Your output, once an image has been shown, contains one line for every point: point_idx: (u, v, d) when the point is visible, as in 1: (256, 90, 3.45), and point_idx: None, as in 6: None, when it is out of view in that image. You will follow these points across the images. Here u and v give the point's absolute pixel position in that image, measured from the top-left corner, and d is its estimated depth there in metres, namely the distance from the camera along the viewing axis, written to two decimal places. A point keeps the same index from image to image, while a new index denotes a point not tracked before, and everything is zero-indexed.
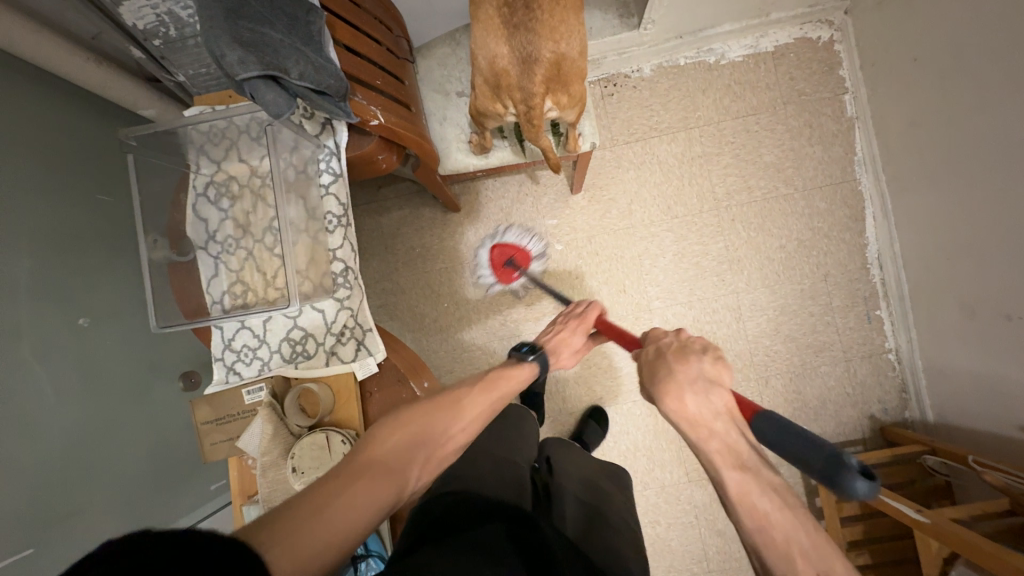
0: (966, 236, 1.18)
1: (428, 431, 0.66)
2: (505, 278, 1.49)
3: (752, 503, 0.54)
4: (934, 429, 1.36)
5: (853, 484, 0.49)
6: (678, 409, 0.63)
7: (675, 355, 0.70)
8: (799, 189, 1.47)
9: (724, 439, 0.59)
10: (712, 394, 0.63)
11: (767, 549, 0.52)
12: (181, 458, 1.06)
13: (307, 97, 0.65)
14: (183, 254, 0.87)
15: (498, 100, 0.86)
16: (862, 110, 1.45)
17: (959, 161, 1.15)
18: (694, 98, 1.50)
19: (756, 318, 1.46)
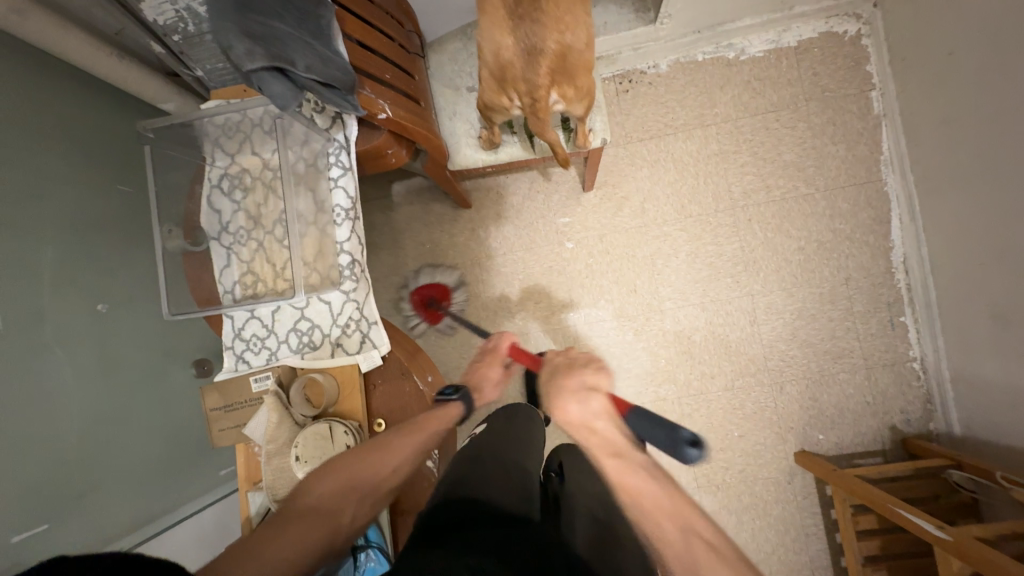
0: (999, 239, 1.12)
1: (357, 475, 0.72)
2: (432, 318, 1.51)
3: (626, 482, 0.66)
4: (961, 442, 1.30)
5: (687, 452, 0.68)
6: (567, 417, 0.75)
7: (562, 369, 0.83)
8: (820, 189, 1.42)
9: (603, 435, 0.72)
10: (590, 399, 0.75)
11: (642, 515, 0.63)
12: (192, 443, 1.09)
13: (315, 88, 0.66)
14: (197, 244, 0.89)
15: (503, 92, 0.84)
16: (889, 107, 1.39)
17: (994, 160, 1.09)
18: (712, 95, 1.46)
19: (771, 322, 1.41)
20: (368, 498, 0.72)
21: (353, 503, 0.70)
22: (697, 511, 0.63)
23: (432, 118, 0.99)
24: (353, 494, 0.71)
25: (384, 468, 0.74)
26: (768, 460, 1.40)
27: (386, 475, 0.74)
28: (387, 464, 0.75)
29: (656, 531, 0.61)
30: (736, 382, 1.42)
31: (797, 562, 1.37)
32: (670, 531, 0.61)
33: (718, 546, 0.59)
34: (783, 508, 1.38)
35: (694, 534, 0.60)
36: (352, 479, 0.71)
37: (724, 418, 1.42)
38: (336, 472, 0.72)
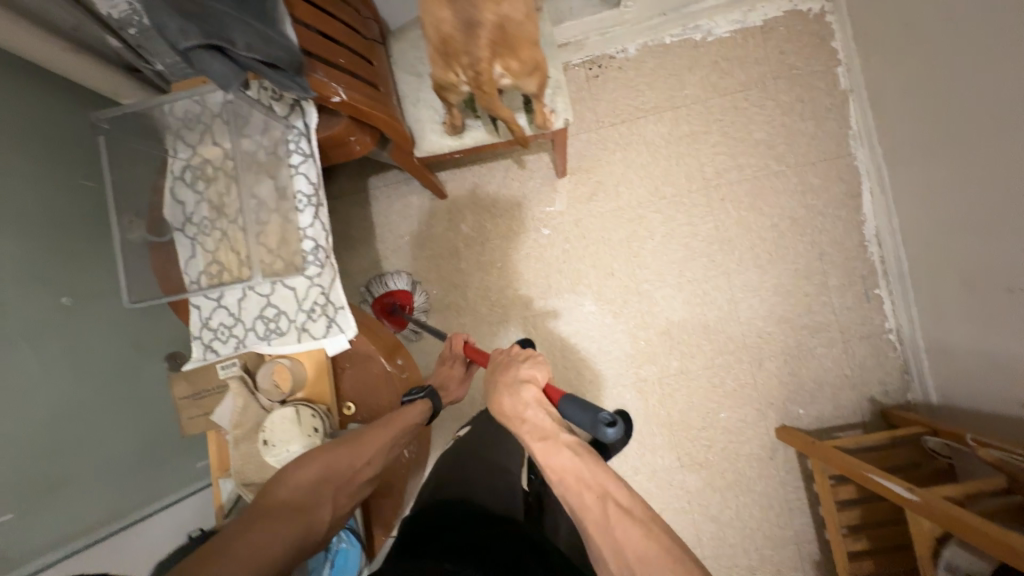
0: (964, 204, 1.12)
1: (331, 469, 0.74)
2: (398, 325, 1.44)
3: (551, 462, 0.68)
4: (938, 411, 1.30)
5: (604, 432, 0.68)
6: (501, 408, 0.77)
7: (501, 364, 0.83)
8: (791, 166, 1.43)
9: (534, 422, 0.73)
10: (522, 390, 0.76)
11: (567, 493, 0.66)
12: (170, 437, 1.10)
13: (258, 68, 0.67)
14: (161, 235, 0.90)
15: (448, 68, 0.85)
16: (856, 82, 1.40)
17: (956, 125, 1.10)
18: (681, 77, 1.47)
19: (747, 299, 1.42)
20: (341, 491, 0.74)
21: (328, 496, 0.72)
22: (618, 482, 0.65)
23: (393, 104, 1.00)
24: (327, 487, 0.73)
25: (358, 462, 0.77)
26: (749, 437, 1.40)
27: (359, 469, 0.77)
28: (357, 458, 0.77)
29: (580, 506, 0.64)
30: (715, 361, 1.42)
31: (782, 537, 1.38)
32: (590, 502, 0.63)
33: (634, 512, 0.62)
34: (766, 483, 1.39)
35: (612, 502, 0.63)
36: (326, 473, 0.74)
37: (705, 397, 1.42)
38: (310, 465, 0.74)
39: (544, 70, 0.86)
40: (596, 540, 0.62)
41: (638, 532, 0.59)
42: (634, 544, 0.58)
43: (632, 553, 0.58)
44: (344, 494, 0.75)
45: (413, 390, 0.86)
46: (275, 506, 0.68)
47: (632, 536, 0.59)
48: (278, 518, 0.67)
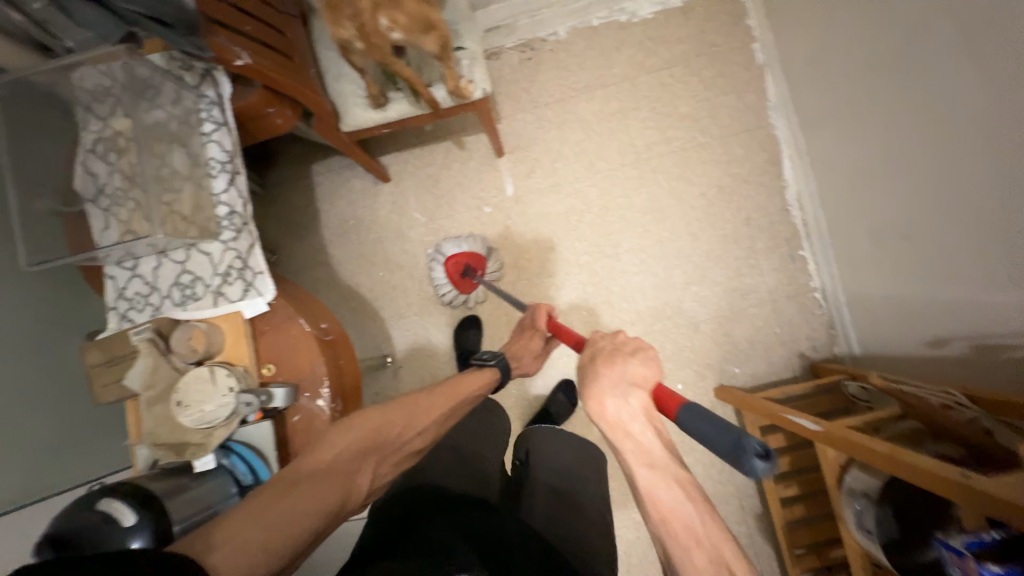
0: (873, 157, 1.17)
1: (379, 436, 0.76)
2: (467, 287, 1.45)
3: (657, 496, 0.62)
4: (861, 360, 1.37)
5: (751, 463, 0.54)
6: (601, 413, 0.70)
7: (602, 356, 0.78)
8: (716, 137, 1.50)
9: (637, 439, 0.67)
10: (629, 396, 0.70)
11: (670, 540, 0.59)
12: (95, 419, 1.08)
13: (143, 22, 0.76)
14: (71, 206, 0.90)
15: (337, 24, 0.84)
16: (770, 57, 1.48)
17: (857, 86, 1.16)
18: (609, 56, 1.54)
19: (681, 266, 1.48)
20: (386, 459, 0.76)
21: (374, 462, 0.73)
22: (726, 536, 0.59)
23: (311, 75, 1.02)
24: (374, 454, 0.74)
25: (406, 432, 0.80)
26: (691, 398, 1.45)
27: (406, 439, 0.79)
28: (407, 426, 0.80)
29: (684, 561, 0.57)
30: (654, 326, 1.47)
31: (724, 492, 1.42)
32: (701, 563, 0.57)
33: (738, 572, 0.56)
34: None
35: (728, 572, 0.56)
36: (375, 439, 0.75)
37: None
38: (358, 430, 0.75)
39: (440, 29, 0.87)
40: None
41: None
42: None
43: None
44: (388, 462, 0.76)
45: (486, 355, 1.04)
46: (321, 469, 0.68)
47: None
48: (324, 480, 0.66)
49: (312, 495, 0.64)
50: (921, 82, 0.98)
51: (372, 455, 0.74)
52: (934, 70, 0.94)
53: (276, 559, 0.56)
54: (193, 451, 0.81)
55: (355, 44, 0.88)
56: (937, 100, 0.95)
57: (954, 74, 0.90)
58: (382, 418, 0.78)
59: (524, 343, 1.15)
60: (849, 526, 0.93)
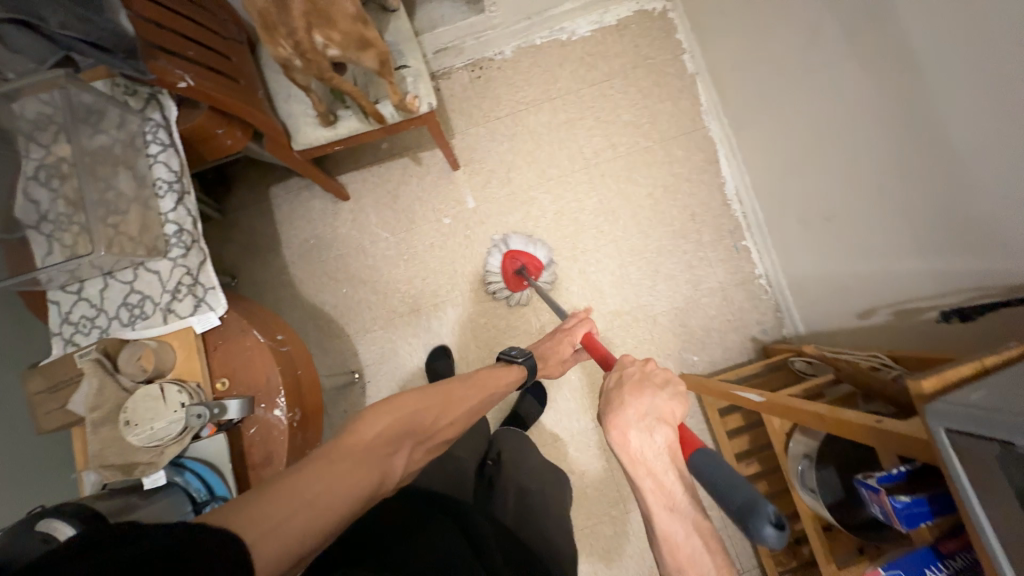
0: (795, 147, 1.26)
1: (413, 423, 0.77)
2: (517, 285, 1.49)
3: (674, 543, 0.61)
4: (806, 339, 1.45)
5: (761, 529, 0.52)
6: (624, 446, 0.69)
7: (631, 383, 0.78)
8: (657, 141, 1.60)
9: (658, 480, 0.65)
10: (656, 432, 0.69)
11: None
12: (41, 455, 1.03)
13: (79, 46, 0.79)
14: (11, 232, 0.88)
15: (274, 42, 0.87)
16: (699, 66, 1.61)
17: (773, 85, 1.27)
18: (553, 72, 1.63)
19: (636, 263, 1.55)
20: (417, 445, 0.77)
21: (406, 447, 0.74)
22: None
23: (259, 96, 1.05)
24: (408, 439, 0.75)
25: (436, 419, 0.81)
26: None
27: (435, 427, 0.81)
28: (439, 416, 0.82)
29: None
30: (615, 322, 1.53)
31: None
32: None
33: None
34: None
35: None
36: (409, 426, 0.76)
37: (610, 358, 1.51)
38: (394, 415, 0.75)
39: (377, 45, 0.93)
40: None
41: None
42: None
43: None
44: (419, 447, 0.77)
45: (513, 354, 1.06)
46: (359, 449, 0.68)
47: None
48: (364, 460, 0.66)
49: (352, 473, 0.64)
50: (822, 79, 1.08)
51: (406, 440, 0.74)
52: (831, 66, 1.04)
53: (320, 535, 0.56)
54: (143, 470, 0.80)
55: (296, 61, 0.91)
56: (837, 94, 1.05)
57: (846, 69, 1.00)
58: (418, 405, 0.79)
59: (556, 347, 1.13)
60: (797, 490, 0.98)
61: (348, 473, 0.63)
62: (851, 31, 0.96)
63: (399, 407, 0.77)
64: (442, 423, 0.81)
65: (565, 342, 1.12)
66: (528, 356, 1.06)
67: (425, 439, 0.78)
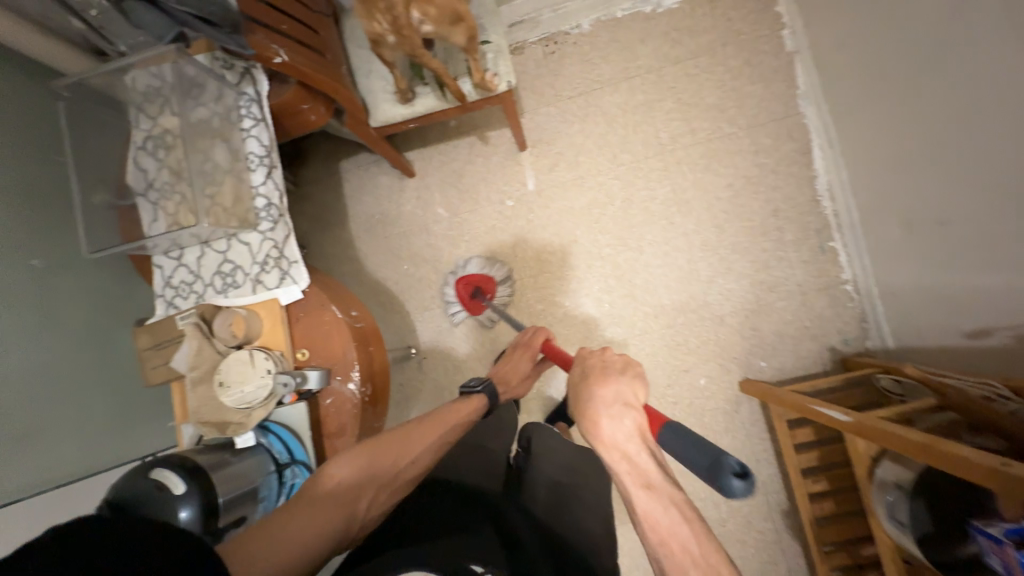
0: (907, 140, 1.14)
1: (375, 465, 0.79)
2: (475, 308, 1.46)
3: (654, 519, 0.65)
4: (896, 355, 1.32)
5: (730, 482, 0.58)
6: (597, 431, 0.74)
7: (596, 372, 0.82)
8: (742, 128, 1.47)
9: (633, 461, 0.69)
10: (624, 417, 0.73)
11: (665, 557, 0.64)
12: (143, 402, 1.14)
13: (192, 23, 0.82)
14: (124, 199, 0.95)
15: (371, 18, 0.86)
16: (800, 44, 1.44)
17: (891, 68, 1.13)
18: (633, 49, 1.53)
19: (707, 258, 1.46)
20: (382, 488, 0.78)
21: (370, 490, 0.76)
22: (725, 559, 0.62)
23: (342, 71, 1.05)
24: (372, 482, 0.77)
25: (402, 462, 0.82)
26: (715, 392, 1.43)
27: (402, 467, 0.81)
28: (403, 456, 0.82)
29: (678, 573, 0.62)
30: (678, 320, 1.46)
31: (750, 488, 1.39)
32: None
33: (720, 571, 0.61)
34: (732, 437, 1.41)
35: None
36: (370, 468, 0.78)
37: (669, 356, 1.45)
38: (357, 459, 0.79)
39: (468, 21, 0.90)
40: None
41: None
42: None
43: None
44: (387, 490, 0.78)
45: (473, 384, 1.01)
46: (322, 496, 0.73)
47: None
48: (322, 505, 0.72)
49: (312, 518, 0.70)
50: (953, 65, 0.96)
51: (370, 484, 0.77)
52: (966, 50, 0.92)
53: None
54: (234, 429, 0.86)
55: (388, 37, 0.91)
56: (968, 83, 0.94)
57: (984, 56, 0.89)
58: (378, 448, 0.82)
59: (512, 365, 1.10)
60: (881, 519, 0.92)
61: (308, 518, 0.70)
62: (997, 11, 0.84)
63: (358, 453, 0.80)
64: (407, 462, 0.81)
65: (520, 357, 1.10)
66: (487, 383, 1.02)
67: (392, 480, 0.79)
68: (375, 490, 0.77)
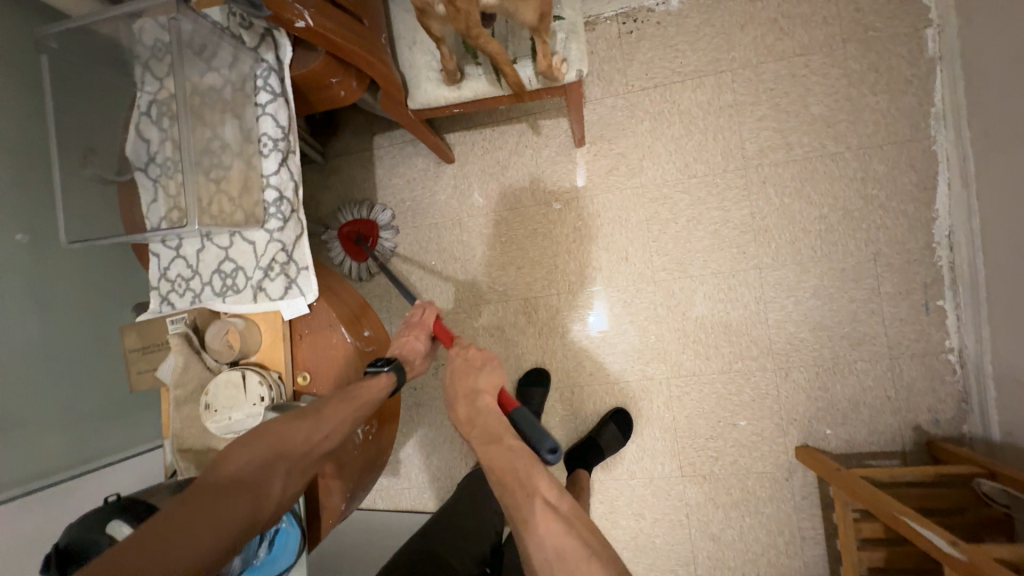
0: None
1: (283, 444, 0.69)
2: (356, 256, 1.38)
3: (492, 460, 0.70)
4: (999, 451, 1.10)
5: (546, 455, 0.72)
6: (457, 417, 0.80)
7: (462, 367, 0.85)
8: (852, 148, 1.21)
9: (484, 426, 0.75)
10: (476, 399, 0.79)
11: (502, 493, 0.67)
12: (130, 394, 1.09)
13: None
14: (123, 174, 0.82)
15: None
16: (949, 49, 1.15)
17: None
18: (729, 36, 1.26)
19: (780, 300, 1.24)
20: (291, 468, 0.69)
21: (281, 472, 0.68)
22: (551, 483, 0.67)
23: (382, 42, 0.88)
24: (282, 462, 0.68)
25: (311, 438, 0.70)
26: (764, 453, 1.25)
27: (313, 445, 0.71)
28: (312, 432, 0.71)
29: (511, 503, 0.66)
30: (734, 365, 1.26)
31: (788, 566, 1.23)
32: (520, 500, 0.65)
33: (560, 509, 0.65)
34: (777, 507, 1.24)
35: (541, 499, 0.65)
36: (278, 448, 0.68)
37: (718, 405, 1.27)
38: (259, 442, 0.68)
39: None
40: (523, 535, 0.64)
41: (563, 531, 0.62)
42: (556, 539, 0.62)
43: (552, 547, 0.61)
44: (298, 470, 0.70)
45: (379, 361, 0.82)
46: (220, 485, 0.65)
47: (555, 534, 0.62)
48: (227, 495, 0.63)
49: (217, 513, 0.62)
50: None
51: (274, 466, 0.68)
52: None
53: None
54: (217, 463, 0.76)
55: (439, 6, 0.72)
56: None
57: None
58: (285, 424, 0.71)
59: (409, 344, 0.90)
60: None
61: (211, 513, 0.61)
62: None
63: (263, 431, 0.70)
64: (319, 440, 0.71)
65: (414, 335, 0.91)
66: (395, 360, 0.82)
67: (303, 461, 0.70)
68: (287, 469, 0.68)
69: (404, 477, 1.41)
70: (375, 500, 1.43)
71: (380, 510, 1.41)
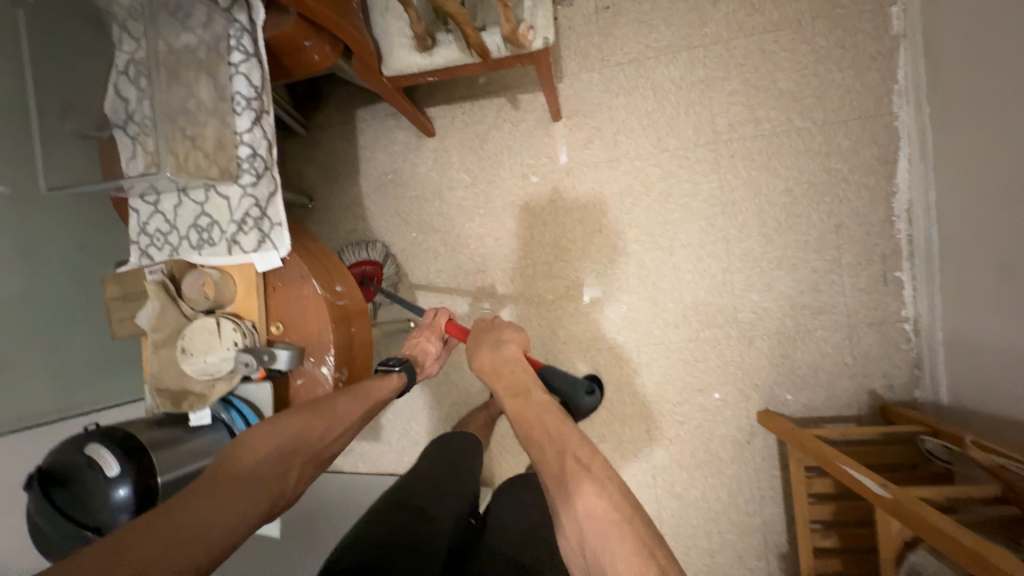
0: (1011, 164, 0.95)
1: (301, 441, 0.74)
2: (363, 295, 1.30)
3: (522, 416, 0.72)
4: (947, 413, 1.16)
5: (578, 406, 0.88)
6: (481, 365, 0.84)
7: (485, 329, 0.91)
8: (817, 123, 1.25)
9: (509, 383, 0.78)
10: (501, 348, 0.85)
11: (532, 447, 0.67)
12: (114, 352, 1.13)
13: None
14: (102, 130, 0.86)
15: None
16: (912, 26, 1.18)
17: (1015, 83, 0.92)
18: (701, 12, 1.29)
19: (746, 270, 1.29)
20: (304, 464, 0.73)
21: (296, 468, 0.72)
22: (576, 436, 0.67)
23: (354, 7, 0.90)
24: (296, 459, 0.72)
25: (326, 437, 0.77)
26: (728, 417, 1.30)
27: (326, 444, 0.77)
28: (327, 431, 0.77)
29: (540, 458, 0.65)
30: (702, 333, 1.31)
31: (748, 524, 1.29)
32: (549, 455, 0.65)
33: (591, 467, 0.62)
34: (738, 469, 1.30)
35: (569, 455, 0.64)
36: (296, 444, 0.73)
37: (686, 372, 1.32)
38: (278, 436, 0.72)
39: None
40: (552, 491, 0.62)
41: (593, 490, 0.59)
42: (586, 497, 0.59)
43: (582, 507, 0.58)
44: (308, 467, 0.74)
45: (391, 363, 0.92)
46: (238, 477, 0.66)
47: (586, 492, 0.59)
48: (250, 488, 0.65)
49: (240, 503, 0.63)
50: None
51: (291, 461, 0.71)
52: None
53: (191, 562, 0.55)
54: (191, 403, 0.84)
55: None
56: None
57: None
58: (302, 421, 0.75)
59: (422, 345, 1.02)
60: None
61: (235, 503, 0.63)
62: None
63: (279, 426, 0.73)
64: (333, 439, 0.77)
65: (427, 336, 1.02)
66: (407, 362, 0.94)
67: (314, 458, 0.75)
68: (301, 466, 0.73)
69: (384, 441, 1.46)
70: (356, 464, 1.48)
71: (361, 472, 1.46)
